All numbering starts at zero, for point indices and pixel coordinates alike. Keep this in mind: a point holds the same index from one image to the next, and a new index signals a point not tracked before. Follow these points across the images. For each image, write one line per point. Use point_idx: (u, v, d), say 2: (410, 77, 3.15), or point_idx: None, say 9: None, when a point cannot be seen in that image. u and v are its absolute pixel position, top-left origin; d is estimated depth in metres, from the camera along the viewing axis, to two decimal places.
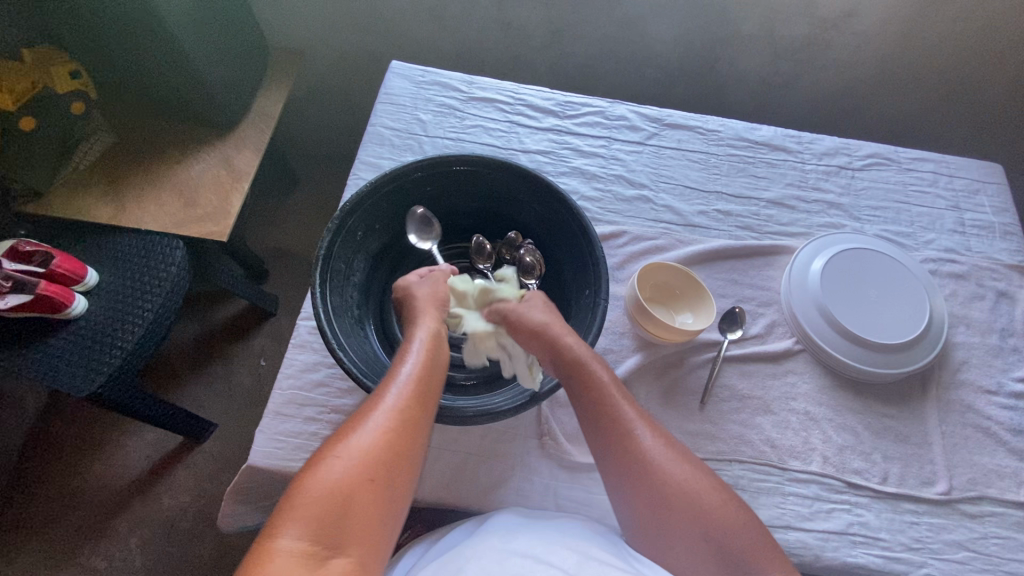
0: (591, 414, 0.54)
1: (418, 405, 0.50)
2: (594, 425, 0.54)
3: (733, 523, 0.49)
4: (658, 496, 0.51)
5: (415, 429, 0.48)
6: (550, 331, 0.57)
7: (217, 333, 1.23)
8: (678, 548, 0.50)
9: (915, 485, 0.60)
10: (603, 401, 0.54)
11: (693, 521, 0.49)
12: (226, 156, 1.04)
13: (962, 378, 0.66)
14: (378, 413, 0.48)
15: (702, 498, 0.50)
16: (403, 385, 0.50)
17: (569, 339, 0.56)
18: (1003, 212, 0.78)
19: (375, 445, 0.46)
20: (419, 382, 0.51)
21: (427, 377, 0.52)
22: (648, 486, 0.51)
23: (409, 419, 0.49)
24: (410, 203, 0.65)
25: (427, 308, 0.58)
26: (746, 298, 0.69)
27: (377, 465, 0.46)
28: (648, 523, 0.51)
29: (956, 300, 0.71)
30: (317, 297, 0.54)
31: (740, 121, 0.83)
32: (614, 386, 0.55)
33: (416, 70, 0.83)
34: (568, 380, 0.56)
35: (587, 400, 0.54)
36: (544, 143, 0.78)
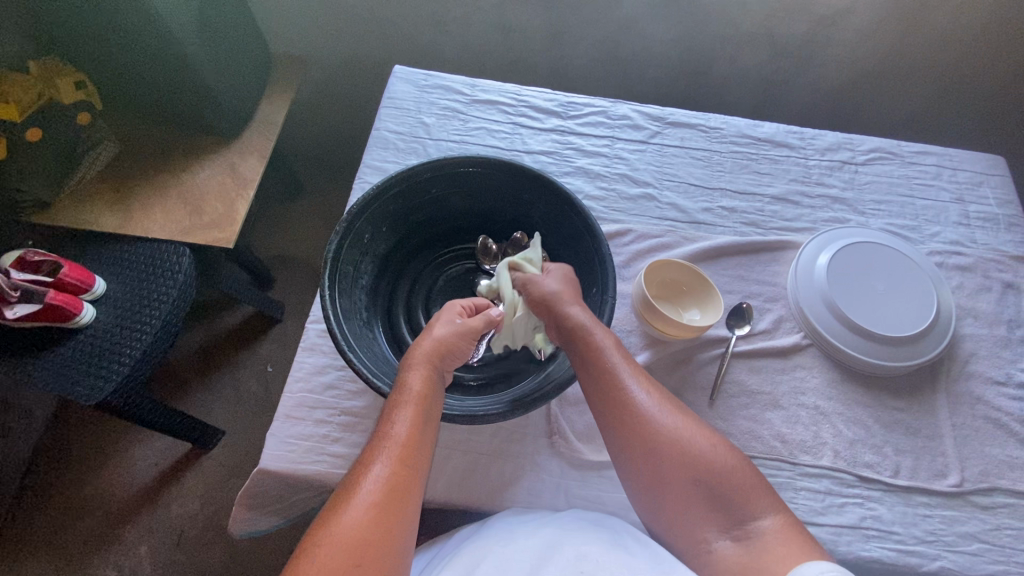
0: (590, 373, 0.54)
1: (406, 472, 0.47)
2: (593, 385, 0.54)
3: (727, 470, 0.49)
4: (653, 449, 0.50)
5: (400, 501, 0.45)
6: (558, 303, 0.58)
7: (223, 340, 1.24)
8: (674, 499, 0.49)
9: (927, 477, 0.60)
10: (601, 360, 0.54)
11: (689, 470, 0.49)
12: (230, 163, 1.05)
13: (971, 370, 0.66)
14: (366, 484, 0.45)
15: (695, 448, 0.50)
16: (389, 451, 0.47)
17: (573, 310, 0.57)
18: (1007, 204, 0.78)
19: (361, 521, 0.43)
20: (408, 447, 0.48)
21: (416, 441, 0.48)
22: (643, 440, 0.51)
23: (396, 489, 0.45)
24: (418, 203, 0.65)
25: (422, 356, 0.53)
26: (753, 294, 0.69)
27: (368, 540, 0.42)
28: (645, 475, 0.50)
29: (963, 292, 0.70)
30: (327, 299, 0.54)
31: (742, 118, 0.83)
32: (614, 348, 0.55)
33: (419, 74, 0.83)
34: (567, 341, 0.56)
35: (585, 360, 0.54)
36: (547, 144, 0.79)
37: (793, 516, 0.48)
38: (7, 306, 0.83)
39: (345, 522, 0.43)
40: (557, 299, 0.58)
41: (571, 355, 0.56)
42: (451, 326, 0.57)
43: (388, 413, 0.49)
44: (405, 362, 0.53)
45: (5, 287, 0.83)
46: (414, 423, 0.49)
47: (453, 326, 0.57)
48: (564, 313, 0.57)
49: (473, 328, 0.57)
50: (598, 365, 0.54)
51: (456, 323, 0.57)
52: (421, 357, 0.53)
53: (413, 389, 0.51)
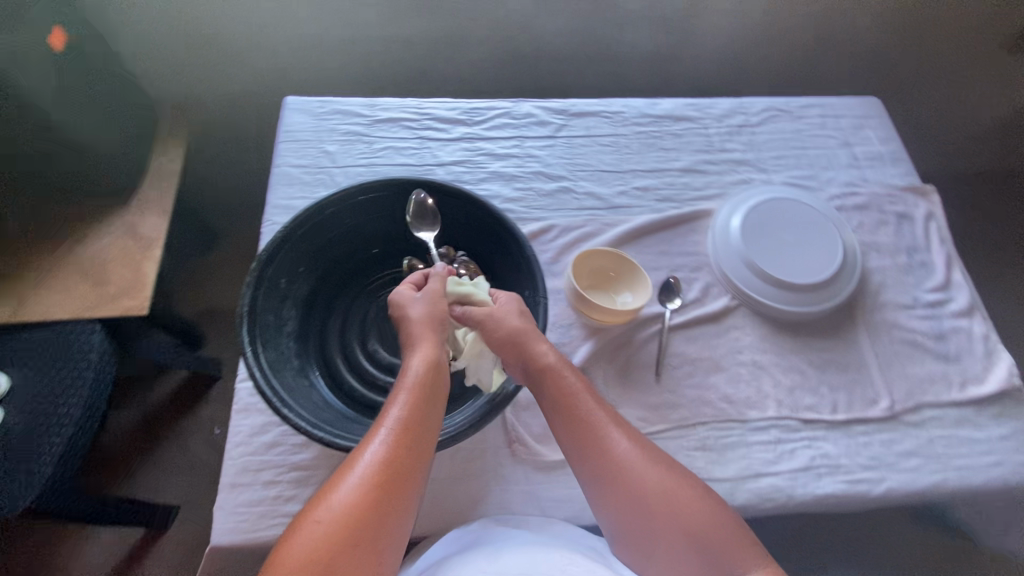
0: (563, 420, 0.53)
1: (406, 454, 0.46)
2: (568, 431, 0.52)
3: (710, 521, 0.48)
4: (637, 501, 0.49)
5: (399, 481, 0.45)
6: (524, 342, 0.56)
7: (160, 411, 1.15)
8: (660, 554, 0.48)
9: (861, 407, 0.64)
10: (575, 406, 0.53)
11: (673, 520, 0.48)
12: (130, 224, 0.97)
13: (883, 300, 0.71)
14: (365, 459, 0.45)
15: (678, 495, 0.49)
16: (392, 427, 0.47)
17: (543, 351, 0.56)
18: (888, 140, 0.84)
19: (356, 500, 0.43)
20: (411, 421, 0.48)
21: (418, 417, 0.49)
22: (626, 489, 0.49)
23: (395, 468, 0.45)
24: (332, 236, 0.63)
25: (422, 328, 0.55)
26: (678, 267, 0.72)
27: (362, 521, 0.42)
28: (628, 527, 0.49)
29: (864, 229, 0.76)
30: (249, 357, 0.52)
31: (640, 98, 0.85)
32: (586, 394, 0.54)
33: (313, 102, 0.80)
34: (540, 387, 0.55)
35: (561, 406, 0.53)
36: (457, 153, 0.78)
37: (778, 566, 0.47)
38: None
39: (340, 500, 0.43)
40: (521, 340, 0.56)
41: (544, 399, 0.55)
42: (440, 305, 0.58)
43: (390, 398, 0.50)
44: (409, 345, 0.55)
45: None
46: (413, 407, 0.49)
47: (425, 300, 0.58)
48: (536, 353, 0.56)
49: (434, 292, 0.59)
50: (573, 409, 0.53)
51: (422, 295, 0.58)
52: (421, 333, 0.55)
53: (414, 373, 0.52)
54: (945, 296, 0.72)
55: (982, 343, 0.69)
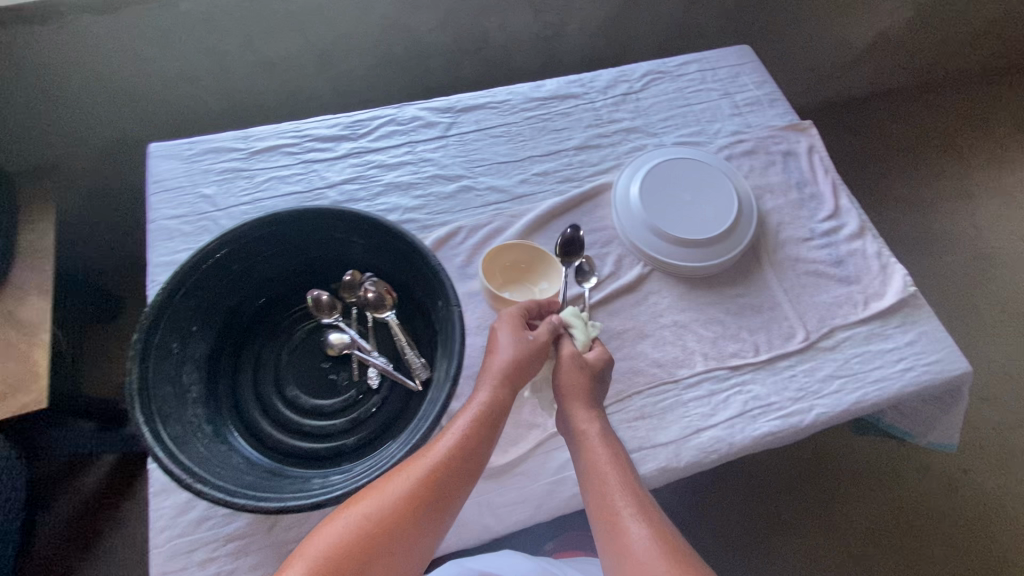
0: (588, 476, 0.54)
1: (438, 484, 0.50)
2: (590, 485, 0.53)
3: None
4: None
5: (421, 511, 0.49)
6: (571, 398, 0.57)
7: (94, 501, 1.07)
8: None
9: (781, 343, 0.67)
10: (598, 474, 0.53)
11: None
12: (5, 312, 0.88)
13: (784, 237, 0.74)
14: (399, 480, 0.50)
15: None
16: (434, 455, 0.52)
17: (584, 419, 0.56)
18: (764, 84, 0.87)
19: (381, 511, 0.49)
20: (450, 450, 0.52)
21: (461, 448, 0.52)
22: (621, 562, 0.49)
23: (424, 492, 0.50)
24: (223, 286, 0.59)
25: (496, 368, 0.56)
26: (589, 244, 0.72)
27: (381, 530, 0.48)
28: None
29: (756, 173, 0.78)
30: (147, 436, 0.48)
31: (524, 83, 0.85)
32: (618, 465, 0.53)
33: (180, 143, 0.74)
34: (573, 450, 0.56)
35: (585, 471, 0.54)
36: (347, 171, 0.74)
37: None
38: None
39: (367, 510, 0.49)
40: (576, 397, 0.57)
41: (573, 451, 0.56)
42: (536, 352, 0.58)
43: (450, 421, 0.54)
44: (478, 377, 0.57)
45: None
46: (459, 441, 0.52)
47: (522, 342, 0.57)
48: (577, 418, 0.56)
49: (542, 341, 0.58)
50: (597, 471, 0.53)
51: (527, 339, 0.57)
52: (490, 373, 0.56)
53: (476, 403, 0.55)
54: (838, 223, 0.76)
55: (877, 260, 0.73)
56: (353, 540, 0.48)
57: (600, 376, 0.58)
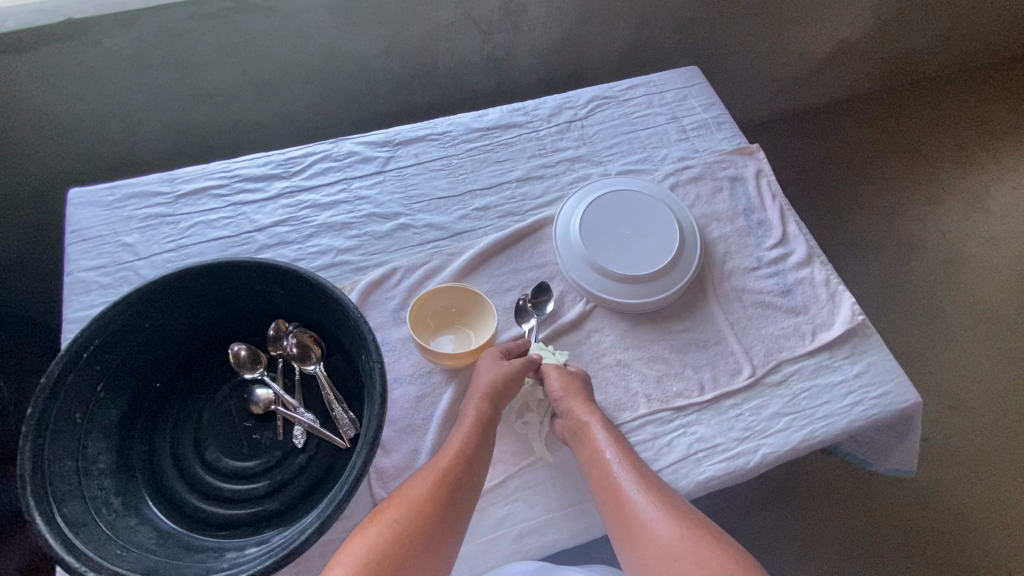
0: (595, 468, 0.55)
1: (450, 487, 0.51)
2: (597, 477, 0.54)
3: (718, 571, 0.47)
4: (650, 558, 0.49)
5: (440, 512, 0.50)
6: (565, 402, 0.58)
7: None
8: None
9: (727, 380, 0.65)
10: (605, 467, 0.54)
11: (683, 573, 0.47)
12: None
13: (730, 268, 0.72)
14: (414, 487, 0.51)
15: (689, 545, 0.48)
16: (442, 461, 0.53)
17: (586, 418, 0.57)
18: (711, 106, 0.86)
19: (402, 520, 0.49)
20: (461, 458, 0.53)
21: (469, 452, 0.54)
22: (644, 545, 0.50)
23: (440, 496, 0.51)
24: (134, 347, 0.56)
25: (482, 389, 0.57)
26: (530, 282, 0.70)
27: (400, 542, 0.48)
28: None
29: (702, 201, 0.77)
30: (36, 525, 0.44)
31: (466, 113, 0.83)
32: (622, 452, 0.55)
33: (102, 189, 0.71)
34: (577, 448, 0.57)
35: (593, 467, 0.55)
36: (278, 212, 0.72)
37: None
38: None
39: (385, 522, 0.49)
40: (569, 399, 0.58)
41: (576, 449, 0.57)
42: (518, 375, 0.59)
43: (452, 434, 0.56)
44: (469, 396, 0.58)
45: None
46: (465, 445, 0.54)
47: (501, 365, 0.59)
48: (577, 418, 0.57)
49: (523, 362, 0.60)
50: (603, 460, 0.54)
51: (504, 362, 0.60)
52: (474, 392, 0.57)
53: (472, 415, 0.56)
54: (785, 251, 0.74)
55: (826, 288, 0.72)
56: (379, 551, 0.47)
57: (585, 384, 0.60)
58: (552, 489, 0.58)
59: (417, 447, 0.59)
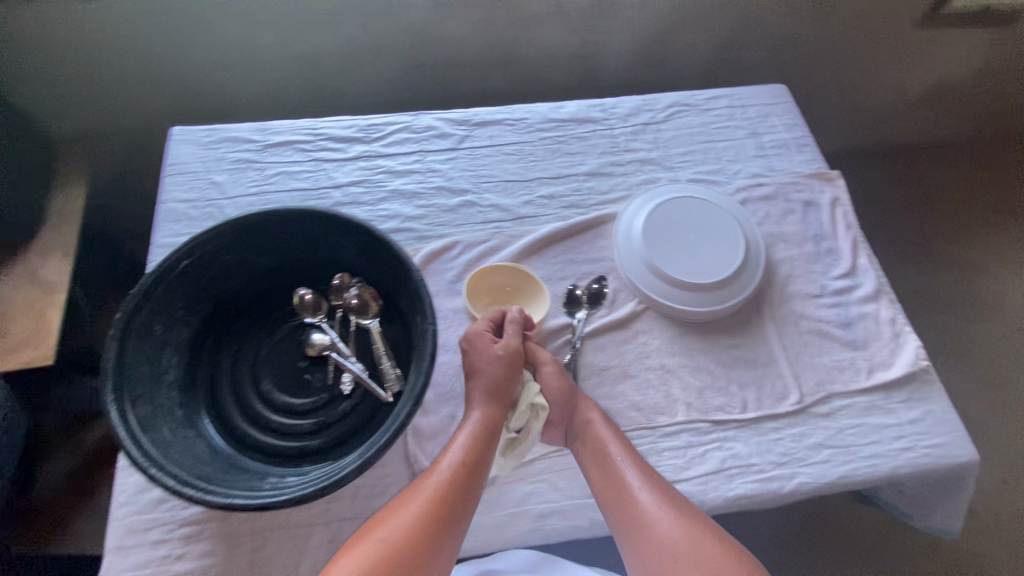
0: (598, 465, 0.56)
1: (464, 478, 0.52)
2: (602, 476, 0.55)
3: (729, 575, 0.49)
4: (658, 558, 0.51)
5: (457, 503, 0.51)
6: (570, 397, 0.59)
7: (92, 458, 1.11)
8: None
9: (771, 403, 0.64)
10: (616, 471, 0.55)
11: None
12: (29, 269, 0.92)
13: (791, 291, 0.70)
14: (432, 478, 0.52)
15: (702, 551, 0.50)
16: (458, 451, 0.54)
17: (592, 420, 0.58)
18: (794, 127, 0.84)
19: (424, 512, 0.49)
20: (472, 452, 0.54)
21: (482, 446, 0.55)
22: (654, 545, 0.51)
23: (457, 486, 0.51)
24: (213, 277, 0.60)
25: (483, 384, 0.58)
26: (585, 274, 0.70)
27: (424, 531, 0.49)
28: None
29: (771, 220, 0.75)
30: (110, 418, 0.49)
31: (545, 102, 0.84)
32: (625, 450, 0.56)
33: (201, 130, 0.76)
34: (580, 446, 0.57)
35: (599, 466, 0.56)
36: (355, 173, 0.75)
37: None
38: None
39: (406, 514, 0.49)
40: (573, 395, 0.60)
41: (579, 446, 0.57)
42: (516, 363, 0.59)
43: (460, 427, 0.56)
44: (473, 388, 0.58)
45: None
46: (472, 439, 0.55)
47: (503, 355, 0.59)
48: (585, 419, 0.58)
49: (517, 350, 0.60)
50: (609, 460, 0.55)
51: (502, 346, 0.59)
52: (485, 381, 0.58)
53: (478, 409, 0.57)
54: (852, 283, 0.72)
55: (890, 327, 0.69)
56: (405, 540, 0.48)
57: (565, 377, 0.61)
58: (579, 477, 0.58)
59: (454, 413, 0.61)
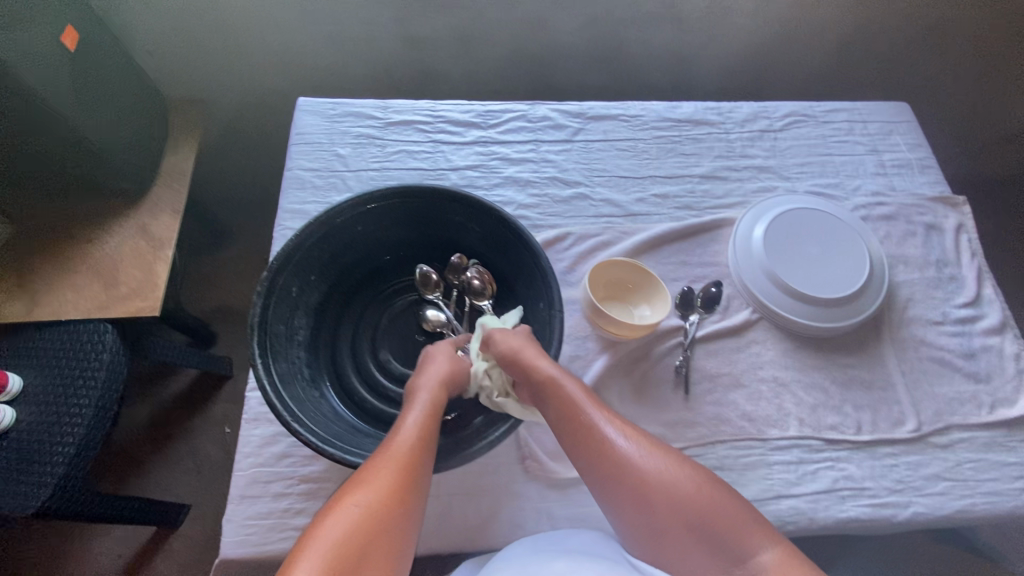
0: (559, 415, 0.53)
1: (421, 449, 0.49)
2: (567, 426, 0.53)
3: (714, 506, 0.48)
4: (638, 497, 0.49)
5: (417, 469, 0.47)
6: (525, 357, 0.55)
7: (171, 408, 1.16)
8: (668, 536, 0.48)
9: (887, 427, 0.62)
10: (576, 416, 0.52)
11: (679, 513, 0.48)
12: (141, 225, 0.97)
13: (911, 315, 0.68)
14: (400, 440, 0.49)
15: (679, 486, 0.49)
16: (416, 415, 0.51)
17: (546, 364, 0.54)
18: (918, 147, 0.81)
19: (395, 477, 0.46)
20: (422, 431, 0.50)
21: (430, 424, 0.51)
22: (631, 485, 0.49)
23: (424, 443, 0.49)
24: (344, 245, 0.62)
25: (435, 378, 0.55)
26: (698, 277, 0.69)
27: (398, 493, 0.45)
28: (637, 523, 0.49)
29: (891, 241, 0.73)
30: (259, 370, 0.50)
31: (660, 101, 0.83)
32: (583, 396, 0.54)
33: (326, 102, 0.78)
34: (544, 402, 0.54)
35: (563, 420, 0.53)
36: (471, 157, 0.76)
37: (787, 543, 0.47)
38: None
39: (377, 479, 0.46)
40: (523, 353, 0.55)
41: (540, 401, 0.54)
42: (455, 360, 0.57)
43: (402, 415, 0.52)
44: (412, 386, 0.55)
45: None
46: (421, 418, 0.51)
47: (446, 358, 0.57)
48: (535, 367, 0.54)
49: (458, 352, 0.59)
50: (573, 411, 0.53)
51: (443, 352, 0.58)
52: (429, 379, 0.55)
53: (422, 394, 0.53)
54: (975, 313, 0.69)
55: (1014, 362, 0.66)
56: (381, 504, 0.44)
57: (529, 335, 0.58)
58: None
59: None
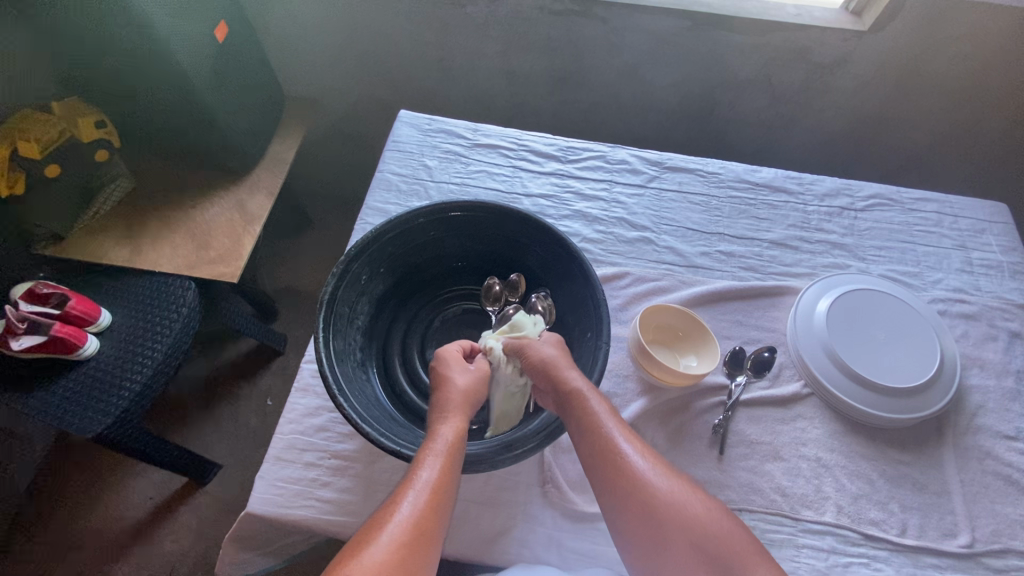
0: (579, 428, 0.52)
1: (434, 515, 0.46)
2: (586, 440, 0.52)
3: (720, 530, 0.46)
4: (648, 515, 0.47)
5: (428, 540, 0.44)
6: (555, 368, 0.56)
7: (225, 372, 1.25)
8: (671, 555, 0.46)
9: (936, 537, 0.57)
10: (594, 427, 0.52)
11: (683, 532, 0.46)
12: (239, 200, 1.07)
13: (979, 424, 0.64)
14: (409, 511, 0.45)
15: (686, 506, 0.48)
16: (420, 494, 0.46)
17: (573, 376, 0.55)
18: (1012, 251, 0.77)
19: (405, 546, 0.43)
20: (437, 490, 0.47)
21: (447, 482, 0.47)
22: (641, 502, 0.48)
23: (428, 535, 0.45)
24: (416, 246, 0.66)
25: (457, 405, 0.54)
26: (751, 340, 0.68)
27: None
28: (639, 538, 0.47)
29: (968, 341, 0.69)
30: (319, 343, 0.54)
31: (740, 163, 0.84)
32: (608, 412, 0.53)
33: (423, 118, 0.85)
34: (566, 414, 0.53)
35: (583, 432, 0.52)
36: (546, 187, 0.80)
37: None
38: (13, 338, 0.84)
39: (376, 554, 0.42)
40: (553, 364, 0.56)
41: (563, 415, 0.54)
42: (479, 388, 0.57)
43: (417, 459, 0.49)
44: (439, 415, 0.53)
45: (13, 318, 0.84)
46: (442, 471, 0.48)
47: (473, 372, 0.58)
48: (562, 378, 0.55)
49: (485, 371, 0.59)
50: (595, 427, 0.52)
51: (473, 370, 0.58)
52: (455, 410, 0.54)
53: (445, 439, 0.51)
54: None
55: None
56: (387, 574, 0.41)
57: (557, 344, 0.60)
58: None
59: None
